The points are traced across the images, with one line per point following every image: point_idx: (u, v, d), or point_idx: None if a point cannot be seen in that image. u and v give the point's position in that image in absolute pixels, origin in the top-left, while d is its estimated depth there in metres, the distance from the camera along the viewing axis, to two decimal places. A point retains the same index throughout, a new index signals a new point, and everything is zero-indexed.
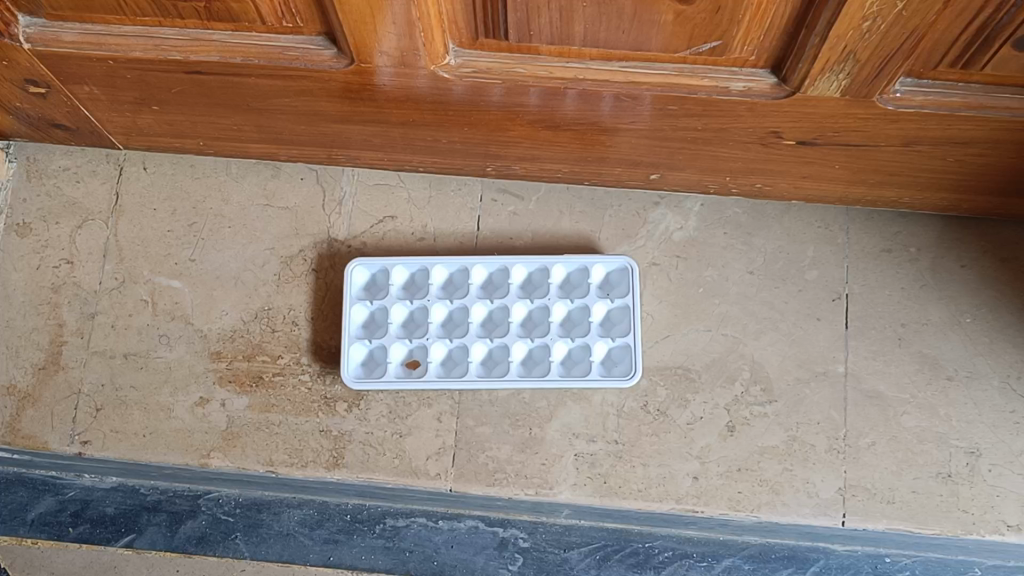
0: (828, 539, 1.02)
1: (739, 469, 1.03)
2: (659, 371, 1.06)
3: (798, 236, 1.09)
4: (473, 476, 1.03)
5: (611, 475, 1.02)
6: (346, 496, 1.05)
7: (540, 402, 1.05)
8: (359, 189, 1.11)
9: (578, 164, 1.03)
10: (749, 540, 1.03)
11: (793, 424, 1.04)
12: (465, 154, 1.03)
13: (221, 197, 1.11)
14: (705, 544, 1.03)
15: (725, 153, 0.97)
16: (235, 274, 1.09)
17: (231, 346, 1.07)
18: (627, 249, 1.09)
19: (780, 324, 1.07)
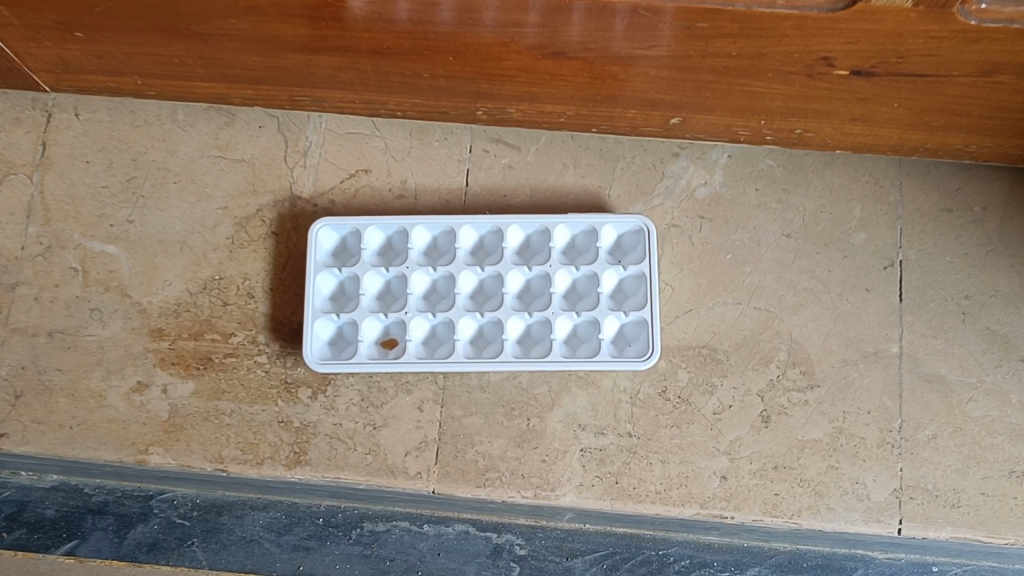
0: (867, 546, 0.93)
1: (775, 467, 0.87)
2: (680, 352, 0.89)
3: (843, 193, 0.93)
4: (460, 476, 0.86)
5: (623, 475, 0.86)
6: (318, 498, 0.97)
7: (540, 388, 0.89)
8: (327, 138, 0.95)
9: (585, 105, 0.86)
10: (777, 547, 0.94)
11: (839, 414, 0.88)
12: (450, 94, 0.87)
13: (166, 147, 0.95)
14: (727, 552, 0.94)
15: (762, 88, 0.81)
16: (181, 238, 0.93)
17: (175, 322, 0.91)
18: (641, 208, 0.92)
19: (823, 296, 0.91)
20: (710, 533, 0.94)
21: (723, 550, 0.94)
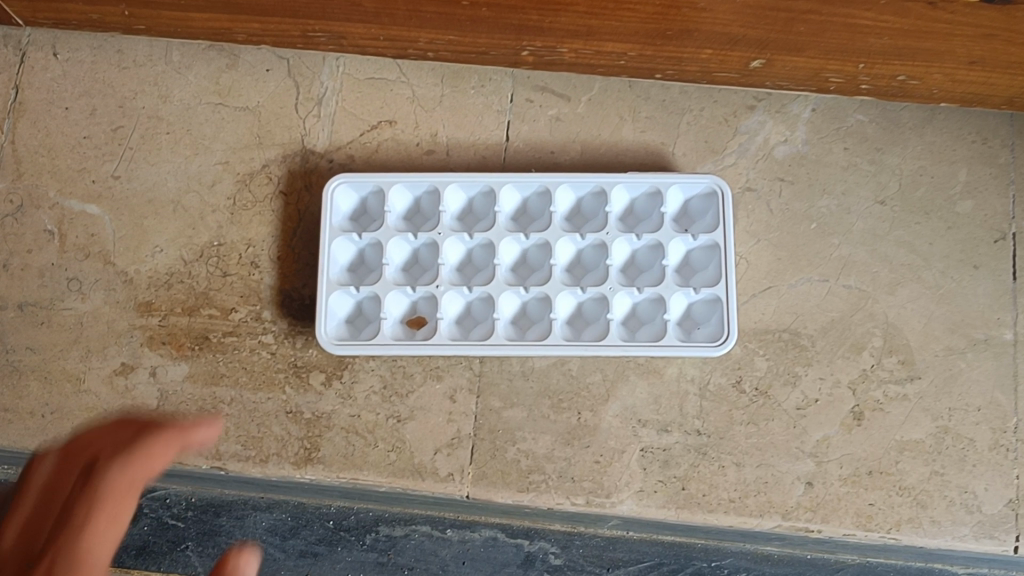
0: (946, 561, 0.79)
1: (870, 473, 0.74)
2: (757, 337, 0.76)
3: (946, 154, 0.79)
4: (500, 479, 0.73)
5: (691, 479, 0.73)
6: (328, 498, 0.83)
7: (592, 376, 0.76)
8: (344, 83, 0.81)
9: (651, 42, 0.73)
10: (844, 559, 0.79)
11: (944, 411, 0.75)
12: (492, 27, 0.73)
13: (157, 93, 0.81)
14: (787, 564, 0.80)
15: (869, 20, 0.67)
16: (174, 197, 0.80)
17: (166, 295, 0.78)
18: (711, 169, 0.79)
19: (924, 273, 0.77)
20: (771, 544, 0.79)
21: (784, 562, 0.80)
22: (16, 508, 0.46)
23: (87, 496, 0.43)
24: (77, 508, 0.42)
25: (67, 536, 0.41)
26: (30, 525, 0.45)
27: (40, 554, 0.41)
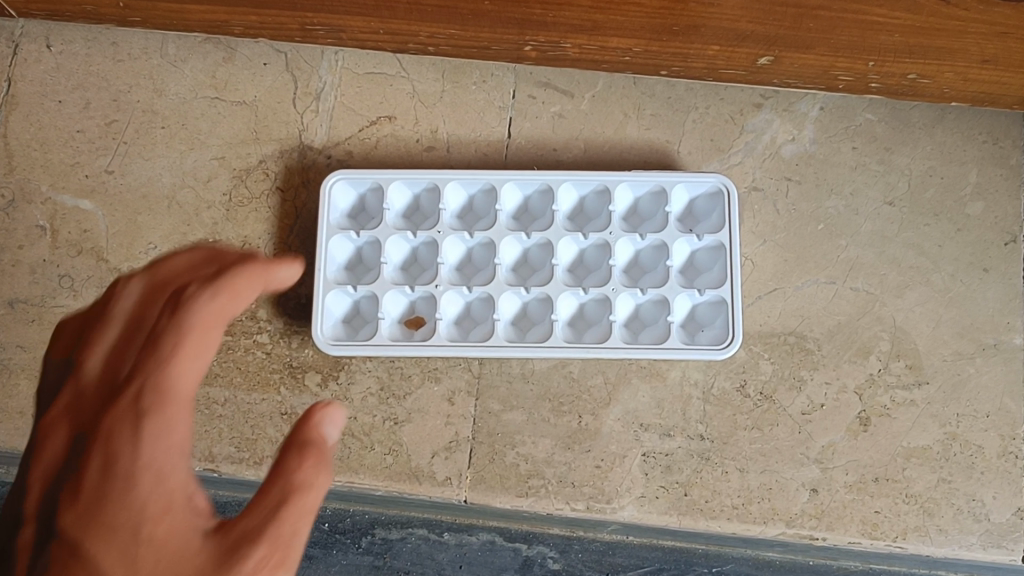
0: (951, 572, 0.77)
1: (876, 480, 0.72)
2: (762, 340, 0.75)
3: (956, 154, 0.78)
4: (498, 483, 0.72)
5: (694, 485, 0.72)
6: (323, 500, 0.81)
7: (594, 379, 0.74)
8: (342, 77, 0.80)
9: (657, 38, 0.71)
10: (845, 566, 0.78)
11: (952, 417, 0.73)
12: (494, 21, 0.72)
13: (152, 86, 0.80)
14: (788, 570, 0.78)
15: (880, 15, 0.66)
16: (168, 193, 0.78)
17: None
18: (716, 168, 0.78)
19: (933, 276, 0.76)
20: (772, 551, 0.77)
21: (784, 569, 0.78)
22: (100, 334, 0.42)
23: (167, 322, 0.40)
24: (156, 337, 0.40)
25: (147, 364, 0.39)
26: (115, 356, 0.42)
27: (127, 380, 0.39)
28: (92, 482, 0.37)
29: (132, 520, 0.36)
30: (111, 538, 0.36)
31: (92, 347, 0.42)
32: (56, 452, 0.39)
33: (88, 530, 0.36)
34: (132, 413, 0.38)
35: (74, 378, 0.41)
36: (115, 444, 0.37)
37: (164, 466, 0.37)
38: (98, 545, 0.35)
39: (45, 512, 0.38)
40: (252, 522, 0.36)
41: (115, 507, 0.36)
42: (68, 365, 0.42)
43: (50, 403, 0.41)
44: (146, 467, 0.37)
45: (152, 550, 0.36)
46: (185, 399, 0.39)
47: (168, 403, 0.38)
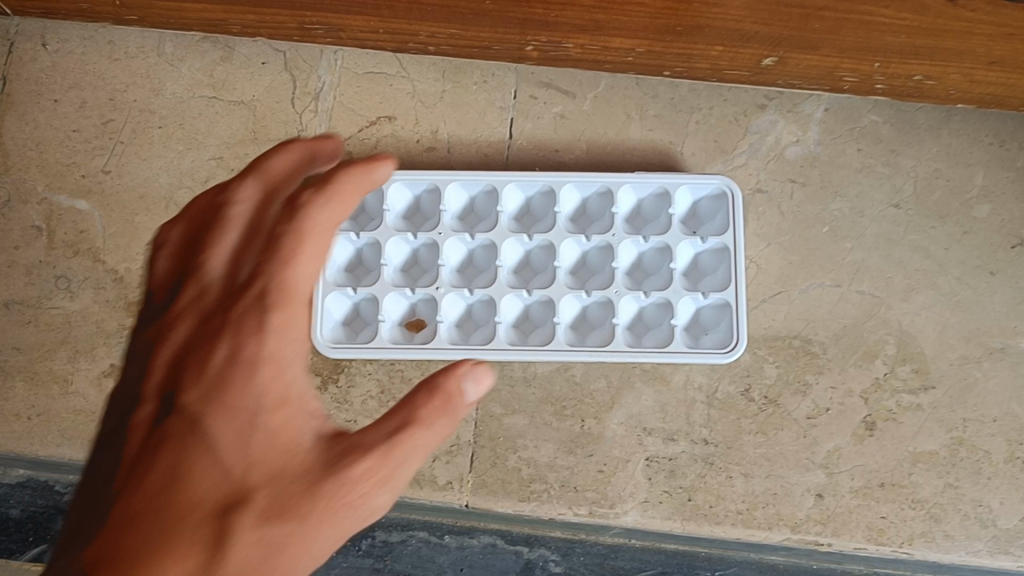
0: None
1: (882, 485, 0.71)
2: (767, 343, 0.74)
3: (962, 156, 0.77)
4: (500, 488, 0.71)
5: (698, 490, 0.71)
6: None
7: (596, 383, 0.73)
8: (343, 77, 0.79)
9: (660, 37, 0.70)
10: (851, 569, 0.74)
11: (959, 422, 0.72)
12: (496, 20, 0.71)
13: (150, 86, 0.79)
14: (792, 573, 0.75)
15: (886, 17, 0.65)
16: (166, 193, 0.77)
17: None
18: (721, 169, 0.77)
19: (939, 279, 0.75)
20: (777, 553, 0.75)
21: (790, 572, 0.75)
22: (221, 236, 0.44)
23: (287, 227, 0.40)
24: (277, 240, 0.40)
25: (271, 263, 0.40)
26: (238, 256, 0.44)
27: (249, 278, 0.40)
28: (215, 368, 0.39)
29: (252, 408, 0.38)
30: (230, 422, 0.38)
31: (214, 245, 0.44)
32: (178, 338, 0.42)
33: (210, 408, 0.38)
34: (258, 310, 0.39)
35: (198, 274, 0.44)
36: (242, 340, 0.39)
37: (284, 361, 0.39)
38: (218, 426, 0.38)
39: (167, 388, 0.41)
40: (371, 438, 0.37)
41: (236, 392, 0.38)
42: (193, 263, 0.45)
43: (177, 294, 0.45)
44: (266, 358, 0.39)
45: (267, 439, 0.37)
46: (304, 301, 0.40)
47: (289, 304, 0.39)
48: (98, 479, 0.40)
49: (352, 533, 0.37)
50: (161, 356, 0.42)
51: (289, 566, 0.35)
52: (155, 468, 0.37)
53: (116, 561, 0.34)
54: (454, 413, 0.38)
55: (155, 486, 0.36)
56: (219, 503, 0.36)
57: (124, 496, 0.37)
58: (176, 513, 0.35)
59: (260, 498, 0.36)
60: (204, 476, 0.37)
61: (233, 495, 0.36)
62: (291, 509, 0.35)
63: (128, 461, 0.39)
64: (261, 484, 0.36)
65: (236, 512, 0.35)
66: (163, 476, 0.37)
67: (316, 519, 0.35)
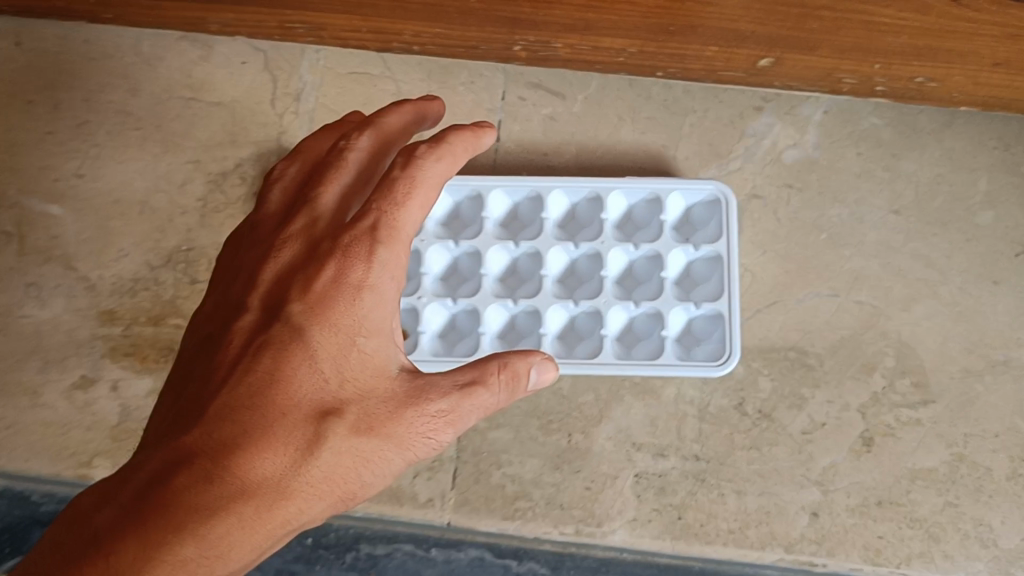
0: None
1: (879, 503, 0.69)
2: (761, 355, 0.71)
3: (965, 161, 0.74)
4: (483, 505, 0.69)
5: (688, 508, 0.68)
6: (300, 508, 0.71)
7: (584, 396, 0.71)
8: (324, 77, 0.76)
9: (653, 37, 0.68)
10: None
11: (959, 437, 0.70)
12: (482, 19, 0.68)
13: (125, 85, 0.76)
14: None
15: (888, 17, 0.62)
16: (141, 198, 0.74)
17: (130, 304, 0.72)
18: (715, 174, 0.74)
19: (940, 288, 0.72)
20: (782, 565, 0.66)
21: None
22: (337, 176, 0.53)
23: (402, 171, 0.50)
24: (393, 182, 0.50)
25: (384, 204, 0.49)
26: (346, 197, 0.53)
27: (361, 213, 0.49)
28: (322, 286, 0.48)
29: (350, 334, 0.48)
30: (331, 341, 0.47)
31: (329, 183, 0.52)
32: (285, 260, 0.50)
33: (311, 324, 0.48)
34: (369, 242, 0.48)
35: (311, 205, 0.52)
36: (350, 267, 0.48)
37: (380, 292, 0.49)
38: (321, 341, 0.47)
39: (267, 302, 0.50)
40: (443, 383, 0.48)
41: (338, 314, 0.48)
42: (308, 193, 0.53)
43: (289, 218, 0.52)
44: (368, 284, 0.48)
45: (358, 362, 0.47)
46: (407, 241, 0.49)
47: (393, 243, 0.49)
48: (193, 363, 0.50)
49: (414, 460, 0.48)
50: (265, 273, 0.51)
51: (365, 476, 0.46)
52: (257, 366, 0.47)
53: (218, 452, 0.44)
54: (513, 390, 0.49)
55: (255, 385, 0.46)
56: (314, 411, 0.46)
57: (225, 388, 0.46)
58: (278, 409, 0.45)
59: (350, 414, 0.46)
60: (301, 382, 0.46)
61: (332, 408, 0.46)
62: (375, 429, 0.46)
63: (227, 361, 0.47)
64: (350, 402, 0.47)
65: (332, 420, 0.46)
66: (263, 374, 0.46)
67: (395, 443, 0.47)
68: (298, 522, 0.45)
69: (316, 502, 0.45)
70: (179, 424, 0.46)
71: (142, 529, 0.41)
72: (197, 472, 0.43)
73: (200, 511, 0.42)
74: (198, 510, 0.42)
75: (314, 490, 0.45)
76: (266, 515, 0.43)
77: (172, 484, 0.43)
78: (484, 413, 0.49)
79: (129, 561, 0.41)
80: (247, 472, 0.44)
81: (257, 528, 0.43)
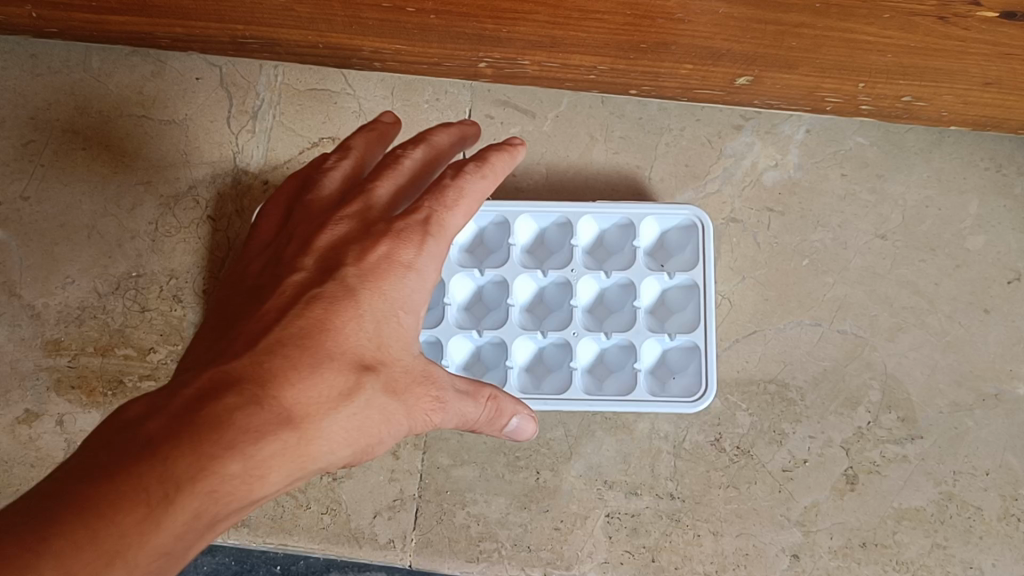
0: None
1: (864, 545, 0.65)
2: (740, 388, 0.68)
3: (955, 182, 0.71)
4: (446, 547, 0.65)
5: (662, 550, 0.65)
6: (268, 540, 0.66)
7: (554, 431, 0.68)
8: (283, 95, 0.72)
9: (624, 54, 0.64)
10: None
11: (948, 475, 0.66)
12: (444, 36, 0.65)
13: (74, 103, 0.72)
14: None
15: (870, 34, 0.59)
16: (90, 221, 0.71)
17: (77, 333, 0.69)
18: (691, 197, 0.71)
19: (928, 317, 0.69)
20: None
21: None
22: (393, 172, 0.50)
23: (452, 180, 0.48)
24: (442, 186, 0.47)
25: (436, 202, 0.47)
26: (399, 194, 0.50)
27: (415, 204, 0.47)
28: (374, 259, 0.45)
29: (395, 305, 0.45)
30: (375, 304, 0.44)
31: (385, 177, 0.50)
32: (338, 234, 0.47)
33: (362, 286, 0.44)
34: (421, 232, 0.46)
35: (366, 194, 0.49)
36: (402, 247, 0.46)
37: (424, 276, 0.46)
38: (369, 304, 0.44)
39: (320, 266, 0.46)
40: (443, 375, 0.47)
41: (387, 284, 0.45)
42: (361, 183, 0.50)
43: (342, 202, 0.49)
44: (414, 267, 0.46)
45: (395, 333, 0.45)
46: (452, 239, 0.47)
47: (442, 240, 0.47)
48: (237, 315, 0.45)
49: (409, 433, 0.46)
50: (317, 243, 0.47)
51: (382, 432, 0.44)
52: (307, 313, 0.43)
53: (264, 383, 0.39)
54: (489, 423, 0.51)
55: (308, 329, 0.42)
56: (356, 362, 0.43)
57: (276, 327, 0.42)
58: (325, 354, 0.42)
59: (383, 375, 0.44)
60: (348, 334, 0.43)
61: (369, 365, 0.43)
62: (399, 393, 0.44)
63: (273, 311, 0.43)
64: (384, 363, 0.44)
65: (369, 376, 0.43)
66: (315, 322, 0.43)
67: (408, 412, 0.45)
68: (324, 464, 0.41)
69: (342, 447, 0.41)
70: (222, 358, 0.41)
71: (193, 435, 0.35)
72: (247, 396, 0.38)
73: (252, 431, 0.37)
74: (250, 431, 0.37)
75: (344, 436, 0.41)
76: (305, 450, 0.39)
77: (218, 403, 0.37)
78: (465, 422, 0.49)
79: (184, 467, 0.34)
80: (294, 404, 0.39)
81: (298, 462, 0.39)
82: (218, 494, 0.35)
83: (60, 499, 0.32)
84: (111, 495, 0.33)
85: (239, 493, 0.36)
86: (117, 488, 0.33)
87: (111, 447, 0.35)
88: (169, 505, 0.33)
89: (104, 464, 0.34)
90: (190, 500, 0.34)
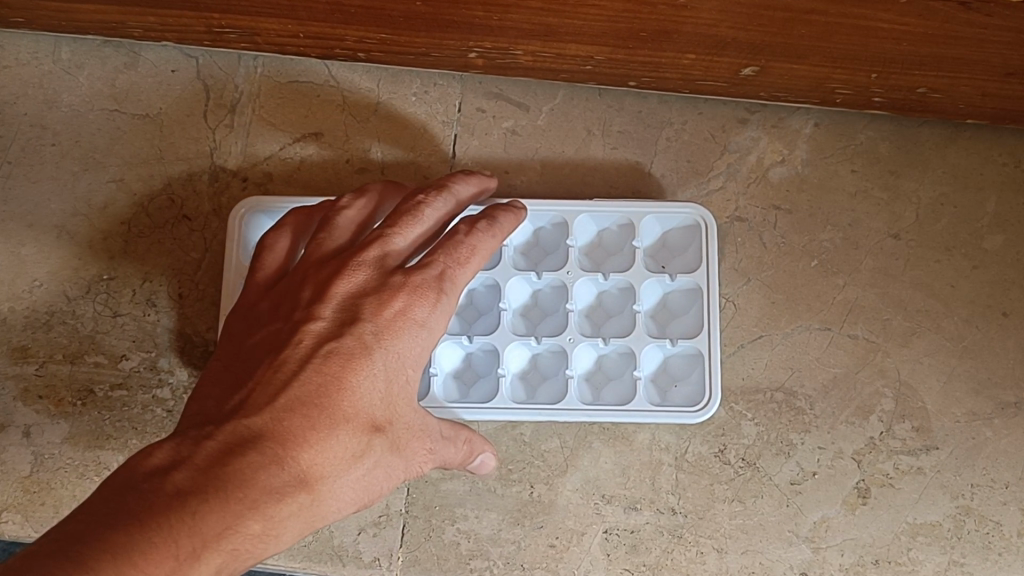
0: None
1: (876, 563, 0.62)
2: (745, 396, 0.64)
3: (973, 179, 0.67)
4: (435, 565, 0.62)
5: (663, 568, 0.61)
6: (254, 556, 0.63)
7: (549, 443, 0.64)
8: (262, 88, 0.69)
9: (623, 43, 0.60)
10: None
11: (965, 488, 0.63)
12: (431, 24, 0.61)
13: (43, 97, 0.69)
14: None
15: (885, 21, 0.55)
16: (59, 222, 0.67)
17: (45, 339, 0.65)
18: (694, 194, 0.67)
19: (944, 321, 0.65)
20: None
21: None
22: (411, 221, 0.49)
23: (465, 237, 0.49)
24: (456, 242, 0.48)
25: (450, 258, 0.47)
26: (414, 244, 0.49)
27: (430, 258, 0.47)
28: (390, 314, 0.44)
29: (404, 362, 0.44)
30: (388, 361, 0.44)
31: (404, 227, 0.48)
32: (357, 284, 0.45)
33: (377, 344, 0.44)
34: (438, 289, 0.46)
35: (384, 240, 0.47)
36: (417, 302, 0.45)
37: (433, 334, 0.46)
38: (382, 363, 0.43)
39: (337, 316, 0.45)
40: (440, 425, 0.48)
41: (397, 341, 0.44)
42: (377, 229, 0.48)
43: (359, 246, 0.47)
44: (426, 326, 0.45)
45: (404, 391, 0.44)
46: (462, 295, 0.47)
47: (452, 298, 0.47)
48: (253, 359, 0.44)
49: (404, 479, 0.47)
50: (334, 289, 0.45)
51: (383, 487, 0.45)
52: (324, 370, 0.42)
53: (283, 442, 0.40)
54: (461, 464, 0.51)
55: (325, 386, 0.42)
56: (369, 422, 0.43)
57: (295, 382, 0.42)
58: (341, 416, 0.42)
59: (391, 434, 0.44)
60: (363, 394, 0.43)
61: (379, 424, 0.43)
62: (403, 450, 0.45)
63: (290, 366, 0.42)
64: (393, 421, 0.44)
65: (378, 437, 0.43)
66: (333, 380, 0.42)
67: (409, 466, 0.46)
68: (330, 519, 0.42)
69: (348, 504, 0.42)
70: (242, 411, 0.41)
71: (218, 493, 0.36)
72: (268, 455, 0.39)
73: (273, 493, 0.38)
74: (271, 492, 0.38)
75: (351, 493, 0.42)
76: (316, 510, 0.40)
77: (241, 460, 0.38)
78: (445, 464, 0.49)
79: (210, 524, 0.35)
80: (310, 467, 0.40)
81: (309, 521, 0.40)
82: (238, 552, 0.36)
83: (90, 542, 0.32)
84: (141, 545, 0.33)
85: (256, 551, 0.37)
86: (145, 535, 0.33)
87: (138, 493, 0.35)
88: (194, 561, 0.34)
89: (133, 510, 0.34)
90: (213, 556, 0.35)
